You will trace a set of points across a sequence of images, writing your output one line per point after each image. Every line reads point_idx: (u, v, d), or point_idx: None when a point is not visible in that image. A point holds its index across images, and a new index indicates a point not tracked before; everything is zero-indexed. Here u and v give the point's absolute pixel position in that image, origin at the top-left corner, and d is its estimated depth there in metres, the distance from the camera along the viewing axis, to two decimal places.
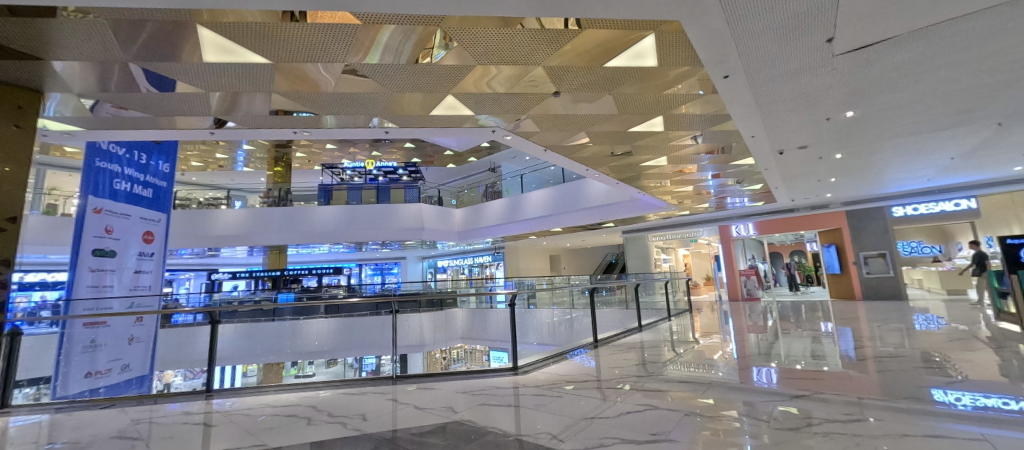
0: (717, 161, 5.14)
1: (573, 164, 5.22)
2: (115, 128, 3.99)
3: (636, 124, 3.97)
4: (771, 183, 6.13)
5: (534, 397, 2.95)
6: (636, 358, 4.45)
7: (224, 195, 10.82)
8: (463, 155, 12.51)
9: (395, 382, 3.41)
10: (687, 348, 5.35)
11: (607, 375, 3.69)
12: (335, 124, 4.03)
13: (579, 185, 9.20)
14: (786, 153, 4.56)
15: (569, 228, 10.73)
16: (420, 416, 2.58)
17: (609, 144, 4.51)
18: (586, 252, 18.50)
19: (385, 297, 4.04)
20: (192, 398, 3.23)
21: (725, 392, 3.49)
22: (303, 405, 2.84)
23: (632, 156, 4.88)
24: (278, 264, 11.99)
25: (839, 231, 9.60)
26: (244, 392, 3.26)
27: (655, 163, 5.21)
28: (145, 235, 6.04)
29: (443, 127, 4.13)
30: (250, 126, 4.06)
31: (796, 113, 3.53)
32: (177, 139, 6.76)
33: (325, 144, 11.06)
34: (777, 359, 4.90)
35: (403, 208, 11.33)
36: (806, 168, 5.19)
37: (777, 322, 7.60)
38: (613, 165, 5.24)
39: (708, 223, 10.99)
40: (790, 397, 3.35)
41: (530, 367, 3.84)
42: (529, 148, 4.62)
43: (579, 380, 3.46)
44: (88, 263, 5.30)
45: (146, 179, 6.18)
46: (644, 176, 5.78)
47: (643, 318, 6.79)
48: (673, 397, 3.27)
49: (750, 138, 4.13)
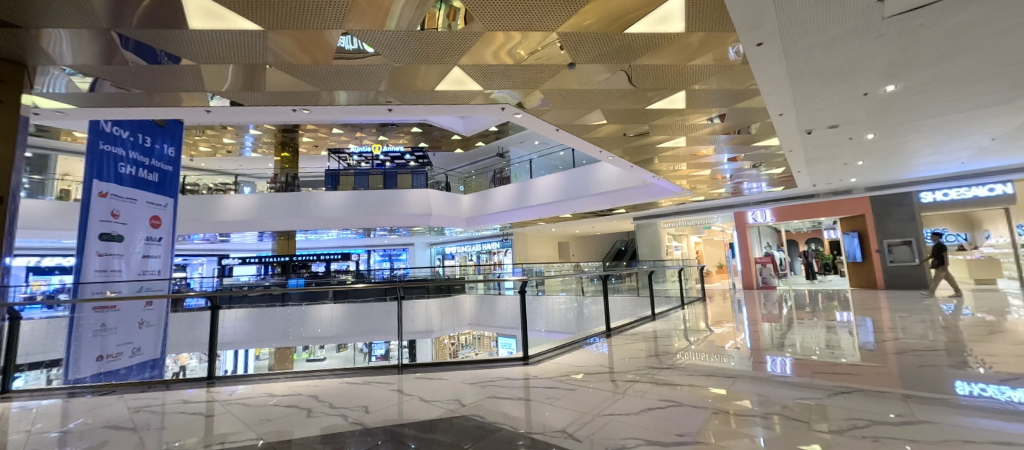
0: (737, 142, 4.92)
1: (586, 145, 5.02)
2: (111, 107, 3.87)
3: (656, 100, 3.77)
4: (793, 166, 5.87)
5: (547, 390, 2.82)
6: (649, 348, 4.31)
7: (234, 182, 10.75)
8: (471, 139, 12.30)
9: (402, 372, 3.30)
10: (698, 337, 5.22)
11: (621, 365, 3.56)
12: (341, 102, 3.88)
13: (589, 170, 8.99)
14: (814, 132, 4.33)
15: (579, 215, 10.53)
16: (426, 409, 2.47)
17: (625, 124, 4.31)
18: (596, 239, 18.29)
19: (391, 284, 3.92)
20: (194, 386, 3.15)
21: (745, 382, 3.35)
22: (304, 395, 2.75)
23: (648, 136, 4.67)
24: (287, 250, 11.95)
25: (862, 218, 9.30)
26: (245, 380, 3.18)
27: (672, 145, 5.00)
28: (152, 219, 5.99)
29: (452, 105, 3.96)
30: (251, 105, 3.92)
31: (832, 86, 3.30)
32: (182, 123, 6.65)
33: (332, 128, 10.96)
34: (796, 350, 4.74)
35: (410, 194, 11.18)
36: (832, 149, 4.94)
37: (792, 312, 7.42)
38: (628, 146, 5.04)
39: (722, 209, 10.71)
40: (816, 389, 3.21)
41: (541, 356, 3.72)
42: (540, 128, 4.44)
43: (593, 371, 3.34)
44: (95, 248, 5.28)
45: (151, 164, 6.10)
46: (659, 159, 5.57)
47: (656, 306, 6.64)
48: (691, 387, 3.14)
49: (778, 116, 3.91)
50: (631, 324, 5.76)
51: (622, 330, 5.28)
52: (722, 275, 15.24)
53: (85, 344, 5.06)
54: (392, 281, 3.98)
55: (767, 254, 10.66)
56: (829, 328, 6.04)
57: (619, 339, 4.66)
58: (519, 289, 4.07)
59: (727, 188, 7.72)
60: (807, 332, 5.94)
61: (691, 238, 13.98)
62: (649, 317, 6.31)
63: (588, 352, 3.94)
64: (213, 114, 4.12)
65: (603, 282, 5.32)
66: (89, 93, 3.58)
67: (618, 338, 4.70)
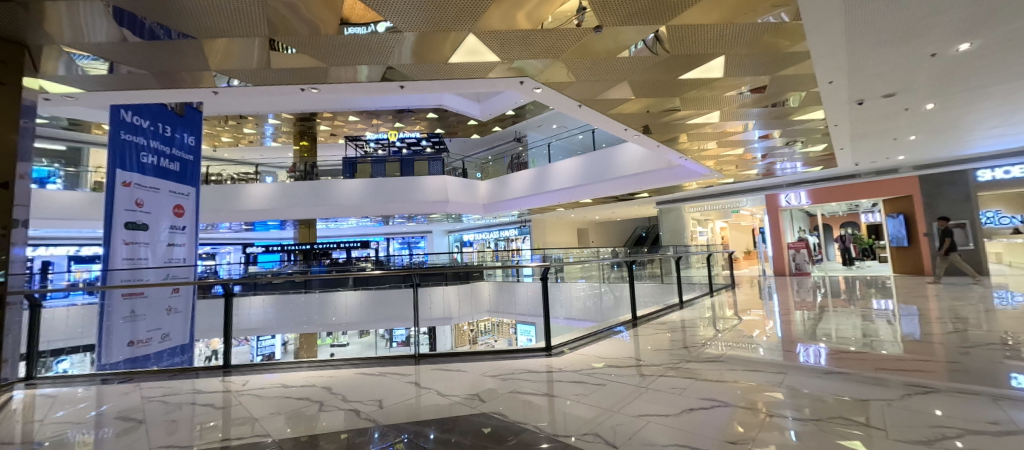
0: (775, 116, 4.58)
1: (609, 122, 4.75)
2: (118, 91, 3.79)
3: (691, 69, 3.50)
4: (836, 143, 5.49)
5: (573, 384, 2.65)
6: (675, 338, 4.11)
7: (256, 171, 10.89)
8: (487, 124, 12.08)
9: (419, 362, 3.19)
10: (723, 325, 5.00)
11: (648, 356, 3.38)
12: (353, 79, 3.72)
13: (611, 152, 8.66)
14: (865, 102, 3.98)
15: (600, 200, 10.24)
16: (446, 404, 2.33)
17: (654, 97, 4.05)
18: (616, 225, 17.94)
19: (407, 271, 3.79)
20: (210, 375, 3.10)
21: (784, 374, 3.12)
22: (318, 387, 2.65)
23: (678, 111, 4.39)
24: (308, 238, 12.20)
25: (909, 199, 8.77)
26: (258, 370, 3.11)
27: (704, 120, 4.69)
28: (174, 208, 6.01)
29: (467, 79, 3.76)
30: (256, 83, 3.78)
31: (894, 47, 2.98)
32: (201, 111, 6.61)
33: (348, 115, 10.93)
34: (830, 340, 4.47)
35: (428, 180, 11.07)
36: (882, 123, 4.57)
37: (827, 299, 7.08)
38: (655, 123, 4.75)
39: (753, 192, 10.25)
40: (869, 383, 2.96)
41: (563, 347, 3.54)
42: (561, 104, 4.21)
43: (618, 362, 3.16)
44: (122, 236, 5.33)
45: (172, 153, 6.08)
46: (687, 137, 5.27)
47: (683, 293, 6.39)
48: (725, 380, 2.94)
49: (826, 84, 3.61)
50: (657, 313, 5.53)
51: (650, 318, 5.08)
52: (749, 261, 14.76)
53: (115, 330, 5.14)
54: (406, 268, 3.85)
55: (801, 239, 10.20)
56: (868, 317, 5.71)
57: (645, 328, 4.45)
58: (541, 278, 3.92)
59: (759, 168, 7.33)
60: (844, 320, 5.62)
61: (717, 223, 13.52)
62: (676, 305, 6.08)
63: (612, 342, 3.74)
64: (223, 96, 4.01)
65: (628, 268, 5.10)
66: (95, 77, 3.52)
67: (643, 327, 4.49)
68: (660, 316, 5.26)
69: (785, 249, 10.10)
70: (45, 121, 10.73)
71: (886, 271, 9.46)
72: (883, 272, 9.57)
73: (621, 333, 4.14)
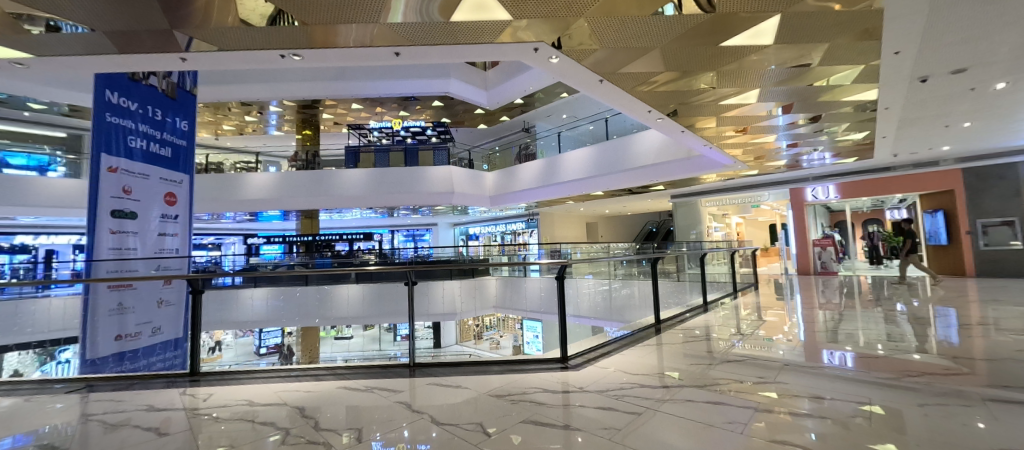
0: (819, 96, 4.19)
1: (631, 103, 4.32)
2: (65, 57, 3.34)
3: (738, 33, 3.10)
4: (880, 130, 5.14)
5: (600, 405, 2.30)
6: (698, 343, 3.79)
7: (257, 161, 10.57)
8: (495, 113, 11.73)
9: (414, 374, 2.84)
10: (745, 328, 4.59)
11: (676, 367, 3.03)
12: (337, 43, 3.30)
13: (626, 142, 8.25)
14: (930, 80, 3.69)
15: (612, 192, 9.83)
16: (443, 437, 1.97)
17: (688, 70, 3.64)
18: (624, 219, 17.62)
19: (406, 268, 3.44)
20: (173, 385, 2.72)
21: (836, 388, 2.74)
22: (290, 408, 2.29)
23: (714, 89, 3.99)
24: (310, 230, 11.62)
25: (951, 194, 8.28)
26: (229, 380, 2.75)
27: (740, 100, 4.28)
28: (166, 196, 5.72)
29: (474, 46, 3.34)
30: (232, 49, 3.36)
31: (982, 6, 2.67)
32: (194, 95, 6.28)
33: (352, 103, 10.65)
34: (868, 344, 4.14)
35: (432, 170, 10.73)
36: (940, 106, 4.27)
37: (853, 299, 6.73)
38: (684, 103, 4.32)
39: (776, 186, 9.79)
40: (930, 393, 2.65)
41: (581, 357, 3.19)
42: (581, 79, 3.78)
43: (642, 377, 2.78)
44: (108, 225, 5.05)
45: (163, 137, 5.75)
46: (716, 121, 4.86)
47: (706, 293, 5.94)
48: (769, 396, 2.55)
49: (892, 55, 3.28)
50: (679, 316, 5.11)
51: (675, 323, 4.66)
52: (765, 258, 14.36)
53: (100, 323, 4.84)
54: (403, 264, 3.46)
55: (826, 236, 9.82)
56: (906, 321, 5.28)
57: (664, 334, 4.06)
58: (557, 278, 3.58)
59: (784, 159, 6.88)
60: (879, 323, 5.19)
61: (733, 218, 13.06)
62: (700, 308, 5.61)
63: (634, 353, 3.36)
64: (191, 65, 3.60)
65: (654, 265, 4.80)
66: (38, 39, 3.09)
67: (665, 333, 4.12)
68: (685, 320, 4.85)
69: (809, 247, 9.68)
70: (43, 106, 10.50)
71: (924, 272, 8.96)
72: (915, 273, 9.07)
73: (641, 340, 3.77)
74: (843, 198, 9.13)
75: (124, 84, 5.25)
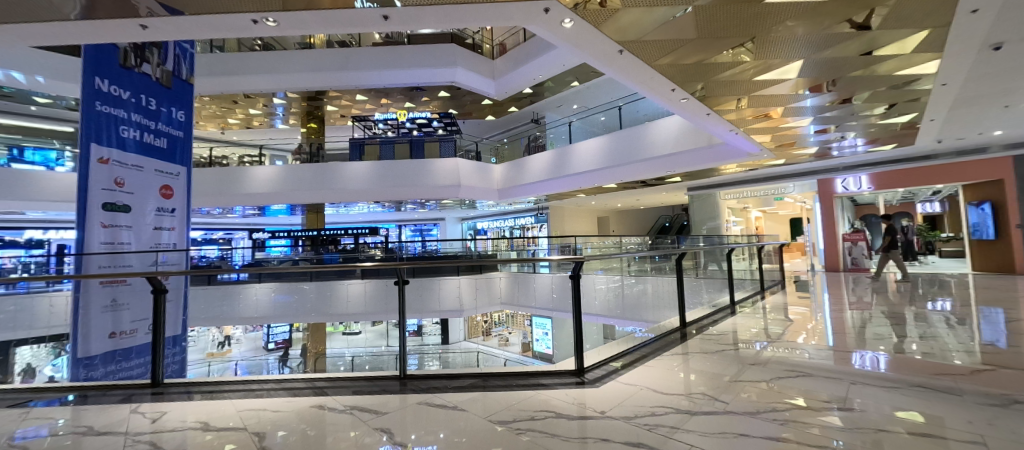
0: (870, 69, 3.80)
1: (653, 79, 3.87)
2: (29, 24, 3.09)
3: None
4: (931, 111, 4.79)
5: (625, 438, 1.96)
6: (725, 346, 3.49)
7: (262, 154, 10.38)
8: (503, 103, 11.46)
9: (404, 389, 2.52)
10: (767, 329, 4.27)
11: (704, 381, 2.69)
12: (314, 5, 3.02)
13: (642, 130, 7.88)
14: (1004, 48, 3.35)
15: (627, 184, 9.44)
16: None
17: (723, 35, 3.23)
18: (635, 213, 17.27)
19: (397, 262, 2.97)
20: (131, 398, 2.44)
21: (890, 401, 2.44)
22: (247, 437, 1.99)
23: (750, 60, 3.59)
24: (316, 224, 12.17)
25: (998, 185, 7.74)
26: (193, 394, 2.46)
27: (778, 75, 3.89)
28: (162, 189, 5.51)
29: (475, 7, 2.96)
30: (198, 13, 3.08)
31: None
32: (191, 84, 6.04)
33: (356, 94, 10.46)
34: (912, 347, 3.83)
35: (438, 163, 10.46)
36: (1006, 80, 3.94)
37: (885, 299, 6.36)
38: (712, 79, 3.90)
39: (801, 176, 9.37)
40: (1007, 407, 2.35)
41: (599, 370, 2.84)
42: (599, 50, 3.36)
43: (672, 395, 2.44)
44: (99, 218, 4.83)
45: (158, 128, 5.51)
46: (748, 101, 4.46)
47: (733, 291, 5.51)
48: (808, 407, 2.34)
49: (968, 14, 2.90)
50: (707, 320, 4.67)
51: (702, 326, 4.26)
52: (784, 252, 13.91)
53: (92, 318, 4.54)
54: (393, 259, 3.06)
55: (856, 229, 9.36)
56: (942, 322, 4.95)
57: (689, 339, 3.68)
58: (571, 281, 3.17)
59: (812, 147, 6.45)
60: (913, 324, 4.86)
61: (752, 212, 12.66)
62: (727, 310, 5.14)
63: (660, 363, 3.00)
64: (154, 34, 3.33)
65: (679, 260, 4.37)
66: None
67: (689, 337, 3.74)
68: (712, 323, 4.46)
69: (838, 242, 9.32)
70: (49, 100, 10.44)
71: (965, 270, 8.38)
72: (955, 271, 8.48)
73: (666, 348, 3.35)
74: (876, 189, 8.68)
75: (114, 71, 5.00)
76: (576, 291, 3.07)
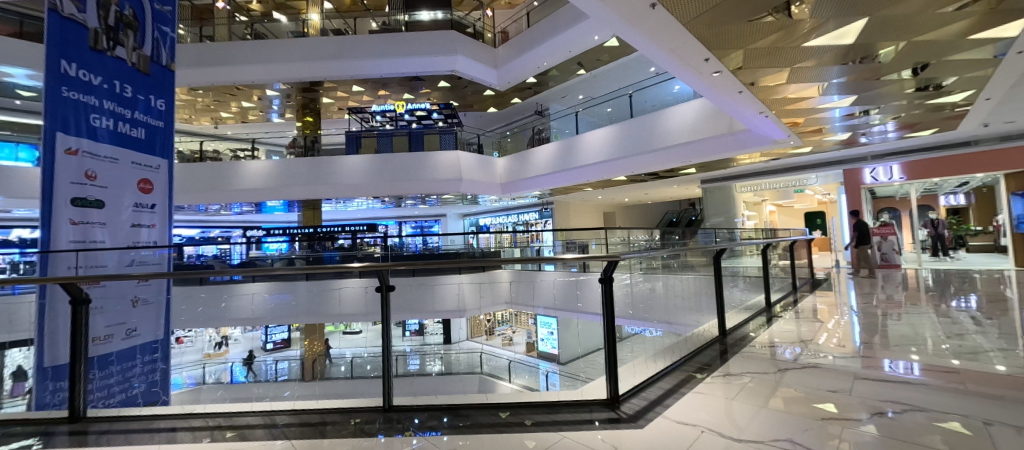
0: (939, 32, 3.35)
1: (685, 47, 3.33)
2: None
3: None
4: (992, 85, 4.35)
5: None
6: (764, 355, 3.11)
7: (255, 148, 10.00)
8: (506, 94, 11.06)
9: (382, 428, 2.08)
10: (802, 332, 3.89)
11: (762, 407, 2.24)
12: None
13: (655, 119, 7.46)
14: None
15: (637, 176, 8.99)
16: None
17: None
18: (640, 208, 16.92)
19: (378, 264, 2.33)
20: (41, 441, 2.03)
21: (971, 419, 2.12)
22: None
23: (804, 19, 3.11)
24: (313, 221, 11.79)
25: None
26: (115, 438, 2.04)
27: (830, 39, 3.43)
28: (140, 183, 5.11)
29: None
30: None
31: None
32: (172, 71, 5.62)
33: (352, 85, 10.06)
34: (969, 354, 3.47)
35: (438, 157, 10.03)
36: None
37: (918, 298, 6.00)
38: (756, 44, 3.39)
39: (826, 167, 9.04)
40: None
41: (637, 399, 2.34)
42: (625, 11, 2.82)
43: (746, 442, 1.93)
44: (68, 214, 4.44)
45: (134, 117, 5.10)
46: (790, 74, 3.99)
47: (769, 290, 5.07)
48: (842, 412, 2.21)
49: None
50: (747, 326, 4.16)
51: (744, 335, 3.74)
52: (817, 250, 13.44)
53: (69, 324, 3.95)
54: (376, 260, 2.48)
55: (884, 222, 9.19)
56: (975, 322, 4.69)
57: (732, 352, 3.17)
58: (599, 288, 2.57)
59: (840, 132, 6.04)
60: (944, 325, 4.58)
61: (764, 206, 12.34)
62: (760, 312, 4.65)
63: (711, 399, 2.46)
64: None
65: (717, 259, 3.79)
66: None
67: (729, 349, 3.22)
68: (748, 327, 4.05)
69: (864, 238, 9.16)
70: (34, 93, 10.20)
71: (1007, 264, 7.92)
72: (991, 266, 8.05)
73: (711, 368, 2.80)
74: (909, 179, 8.37)
75: (83, 54, 4.59)
76: (609, 301, 2.49)
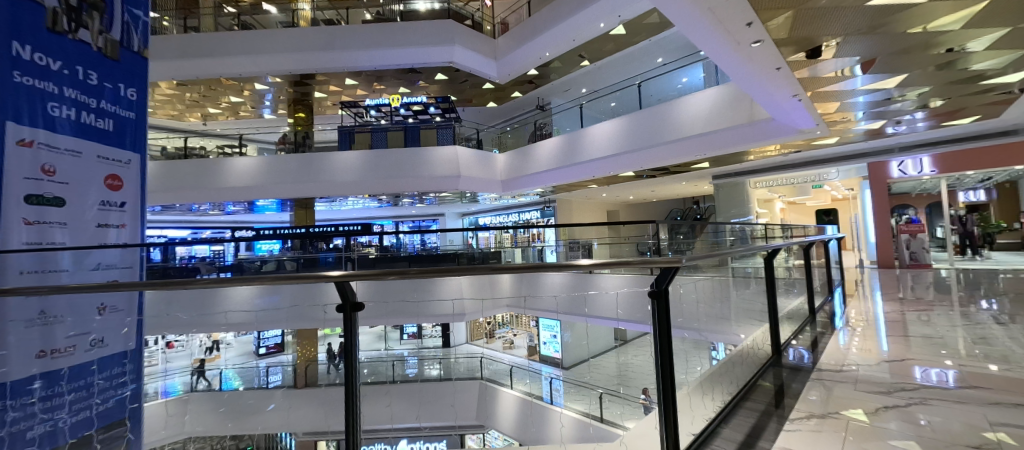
0: None
1: (728, 7, 2.87)
2: None
3: None
4: None
5: None
6: (814, 378, 2.70)
7: (243, 144, 9.51)
8: (506, 88, 10.68)
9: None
10: (845, 344, 3.50)
11: None
12: None
13: (667, 109, 7.04)
14: None
15: (645, 171, 8.56)
16: None
17: None
18: (645, 206, 16.62)
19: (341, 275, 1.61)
20: None
21: None
22: None
23: None
24: (305, 221, 11.39)
25: None
26: None
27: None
28: (108, 179, 4.68)
29: None
30: None
31: None
32: (144, 58, 5.18)
33: (345, 78, 9.63)
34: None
35: (435, 153, 9.59)
36: None
37: (947, 299, 5.67)
38: (809, 2, 2.97)
39: (846, 161, 8.66)
40: None
41: None
42: None
43: None
44: (21, 213, 3.99)
45: (100, 107, 4.65)
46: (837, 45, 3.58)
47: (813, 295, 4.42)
48: None
49: None
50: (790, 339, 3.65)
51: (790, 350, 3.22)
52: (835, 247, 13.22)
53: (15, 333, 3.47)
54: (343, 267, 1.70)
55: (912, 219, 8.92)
56: (1013, 325, 4.37)
57: (796, 385, 2.57)
58: (648, 302, 1.89)
59: (872, 119, 5.65)
60: (966, 327, 4.29)
61: (774, 203, 12.03)
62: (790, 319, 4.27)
63: (780, 439, 2.01)
64: None
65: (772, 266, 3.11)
66: None
67: (791, 378, 2.66)
68: (797, 338, 3.58)
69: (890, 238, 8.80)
70: None
71: None
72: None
73: (783, 407, 2.27)
74: (940, 172, 7.99)
75: (38, 34, 4.11)
76: (667, 322, 1.81)
